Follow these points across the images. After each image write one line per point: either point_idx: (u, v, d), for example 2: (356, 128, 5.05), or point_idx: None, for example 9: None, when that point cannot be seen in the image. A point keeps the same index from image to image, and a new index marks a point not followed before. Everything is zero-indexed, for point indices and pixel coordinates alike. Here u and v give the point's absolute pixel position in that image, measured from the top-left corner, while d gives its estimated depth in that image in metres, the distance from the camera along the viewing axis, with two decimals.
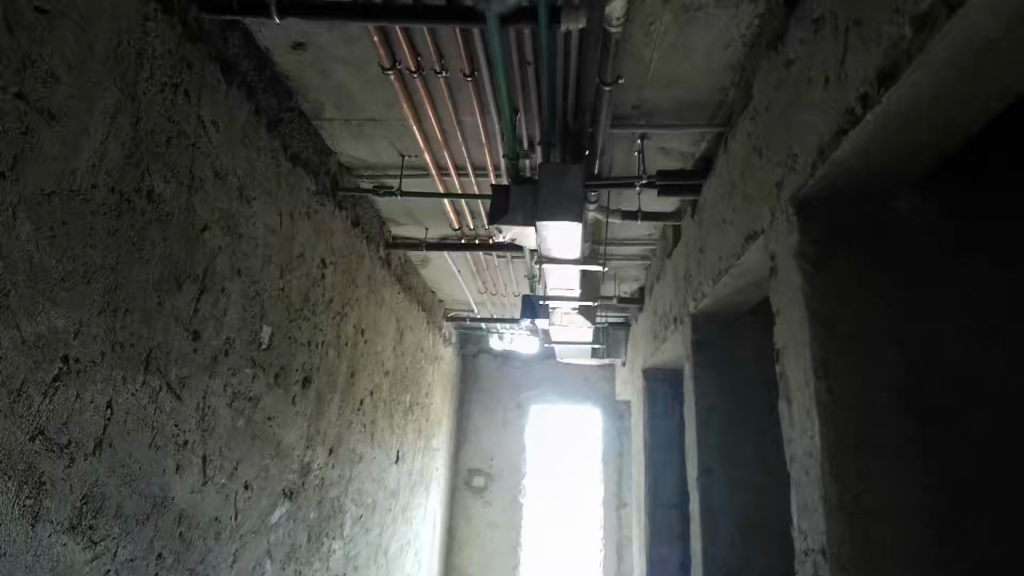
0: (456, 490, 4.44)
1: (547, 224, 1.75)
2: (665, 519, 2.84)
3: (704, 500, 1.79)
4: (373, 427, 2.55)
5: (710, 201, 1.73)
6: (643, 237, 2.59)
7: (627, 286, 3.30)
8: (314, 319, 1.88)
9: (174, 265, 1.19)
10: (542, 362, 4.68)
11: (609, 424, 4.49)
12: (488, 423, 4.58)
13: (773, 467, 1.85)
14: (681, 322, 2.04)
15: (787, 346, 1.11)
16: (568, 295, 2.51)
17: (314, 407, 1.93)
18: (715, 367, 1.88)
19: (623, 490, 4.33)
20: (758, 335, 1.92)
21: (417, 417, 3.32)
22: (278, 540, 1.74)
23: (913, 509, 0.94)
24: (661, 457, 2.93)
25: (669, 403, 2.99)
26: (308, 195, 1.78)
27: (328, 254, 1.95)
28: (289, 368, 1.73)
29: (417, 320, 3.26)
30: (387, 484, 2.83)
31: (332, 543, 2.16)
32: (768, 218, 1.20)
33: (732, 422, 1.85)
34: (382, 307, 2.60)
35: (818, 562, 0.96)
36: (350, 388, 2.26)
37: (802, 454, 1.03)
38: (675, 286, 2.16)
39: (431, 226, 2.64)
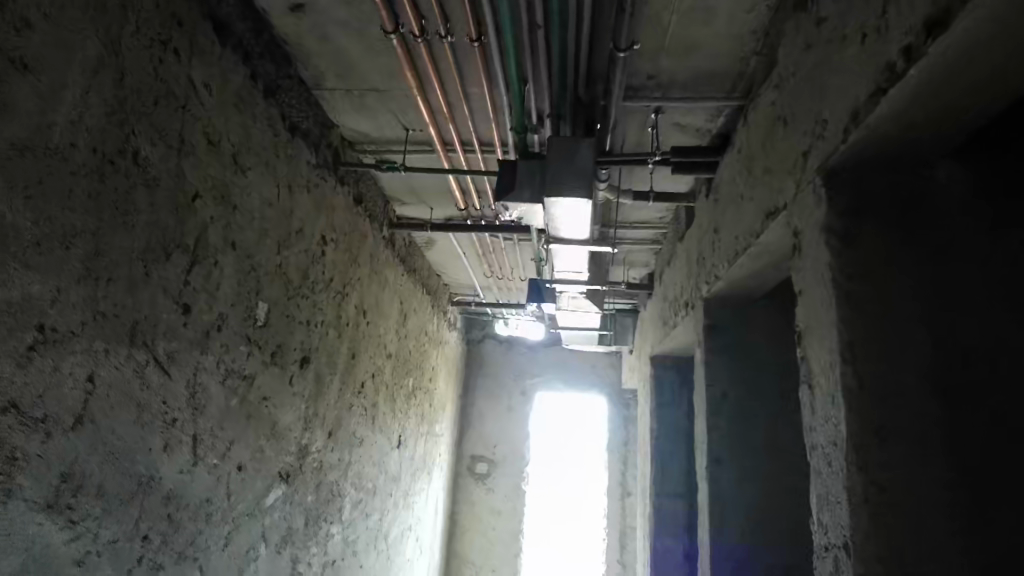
0: (459, 476, 4.40)
1: (556, 199, 1.66)
2: (670, 508, 2.79)
3: (713, 490, 1.72)
4: (374, 411, 2.49)
5: (727, 179, 1.65)
6: (655, 219, 2.51)
7: (637, 272, 3.23)
8: (313, 298, 1.82)
9: (162, 233, 1.13)
10: (548, 348, 4.62)
11: (614, 412, 4.43)
12: (492, 409, 4.53)
13: (785, 457, 1.77)
14: (693, 307, 1.97)
15: (811, 327, 1.04)
16: (575, 278, 2.44)
17: (313, 388, 1.88)
18: (726, 353, 1.82)
19: (628, 480, 4.27)
20: (771, 319, 1.84)
21: (419, 402, 3.27)
22: (273, 523, 1.70)
23: (930, 504, 0.86)
24: (667, 445, 2.87)
25: (677, 391, 2.91)
26: (308, 168, 1.71)
27: (329, 230, 1.89)
28: (287, 346, 1.67)
29: (422, 304, 3.20)
30: (388, 469, 2.78)
31: (330, 527, 2.12)
32: (792, 191, 1.12)
33: (744, 410, 1.78)
34: (386, 288, 2.54)
35: (840, 558, 0.90)
36: (351, 370, 2.21)
37: (825, 443, 0.96)
38: (687, 269, 2.09)
39: (436, 205, 2.57)
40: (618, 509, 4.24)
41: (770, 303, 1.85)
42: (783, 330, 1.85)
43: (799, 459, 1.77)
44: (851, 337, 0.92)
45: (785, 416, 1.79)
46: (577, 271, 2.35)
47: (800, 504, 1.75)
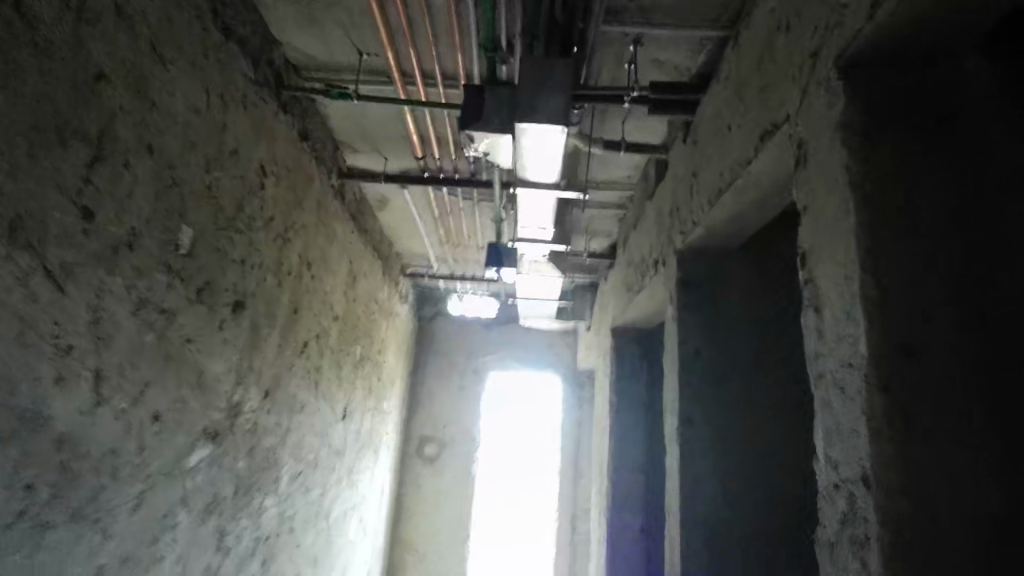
0: (406, 456, 4.22)
1: (526, 125, 1.51)
2: (628, 484, 2.71)
3: (682, 451, 1.62)
4: (317, 376, 2.29)
5: (708, 117, 1.54)
6: (622, 178, 2.41)
7: (598, 242, 3.13)
8: (249, 235, 1.61)
9: (55, 110, 0.93)
10: (502, 326, 4.49)
11: (569, 392, 4.34)
12: (443, 388, 4.36)
13: (762, 419, 1.68)
14: (665, 261, 1.87)
15: (816, 244, 0.93)
16: (539, 237, 2.30)
17: (247, 338, 1.67)
18: (699, 309, 1.71)
19: (582, 460, 4.19)
20: (744, 275, 1.75)
21: (367, 374, 3.08)
22: (196, 488, 1.49)
23: (960, 431, 0.75)
24: (626, 419, 2.78)
25: (637, 364, 2.83)
26: (244, 82, 1.52)
27: (269, 161, 1.69)
28: (216, 286, 1.47)
29: (373, 270, 3.01)
30: (331, 442, 2.58)
31: (264, 499, 1.91)
32: (796, 97, 1.02)
33: (715, 368, 1.68)
34: (334, 243, 2.34)
35: (856, 493, 0.78)
36: (293, 326, 2.00)
37: (836, 366, 0.85)
38: (658, 223, 1.99)
39: (391, 155, 2.38)
40: (571, 489, 4.16)
41: (744, 258, 1.75)
42: (755, 288, 1.74)
43: (770, 418, 1.66)
44: (872, 242, 0.81)
45: (757, 375, 1.69)
46: (542, 228, 2.22)
47: (772, 465, 1.63)
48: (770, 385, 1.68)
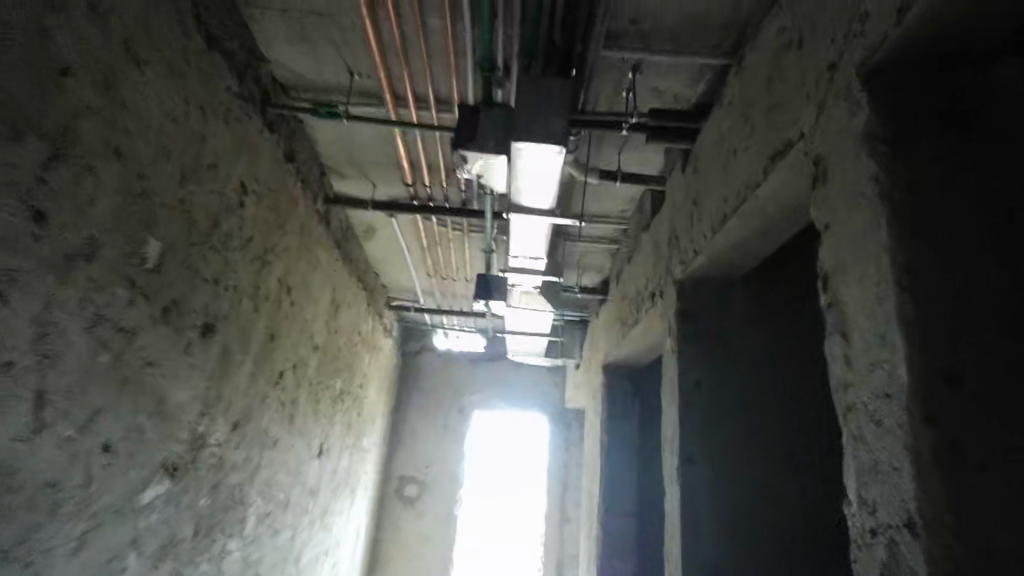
0: (385, 497, 4.03)
1: (523, 146, 1.44)
2: (619, 528, 2.61)
3: (683, 495, 1.51)
4: (293, 408, 2.16)
5: (710, 143, 1.49)
6: (616, 211, 2.35)
7: (590, 278, 3.06)
8: (225, 254, 1.52)
9: (9, 100, 0.84)
10: (489, 363, 4.37)
11: (556, 432, 4.20)
12: (426, 427, 4.20)
13: (769, 460, 1.57)
14: (663, 293, 1.79)
15: (841, 265, 0.86)
16: (531, 268, 2.23)
17: (217, 364, 1.55)
18: (700, 342, 1.63)
19: (568, 505, 4.02)
20: (745, 309, 1.67)
21: (347, 409, 2.94)
22: (149, 528, 1.34)
23: (1018, 470, 0.66)
24: (618, 460, 2.69)
25: (629, 402, 2.75)
26: (228, 94, 1.44)
27: (250, 178, 1.60)
28: (185, 305, 1.36)
29: (357, 300, 2.91)
30: (305, 480, 2.42)
31: (227, 542, 1.75)
32: (812, 113, 0.96)
33: (716, 405, 1.59)
34: (317, 269, 2.24)
35: (899, 542, 0.69)
36: (269, 354, 1.89)
37: (870, 398, 0.76)
38: (655, 254, 1.92)
39: (380, 182, 2.31)
40: (557, 536, 3.98)
41: (745, 290, 1.69)
42: (756, 322, 1.67)
43: (774, 460, 1.56)
44: (909, 260, 0.74)
45: (759, 414, 1.60)
46: (534, 259, 2.15)
47: (776, 511, 1.52)
48: (773, 425, 1.59)
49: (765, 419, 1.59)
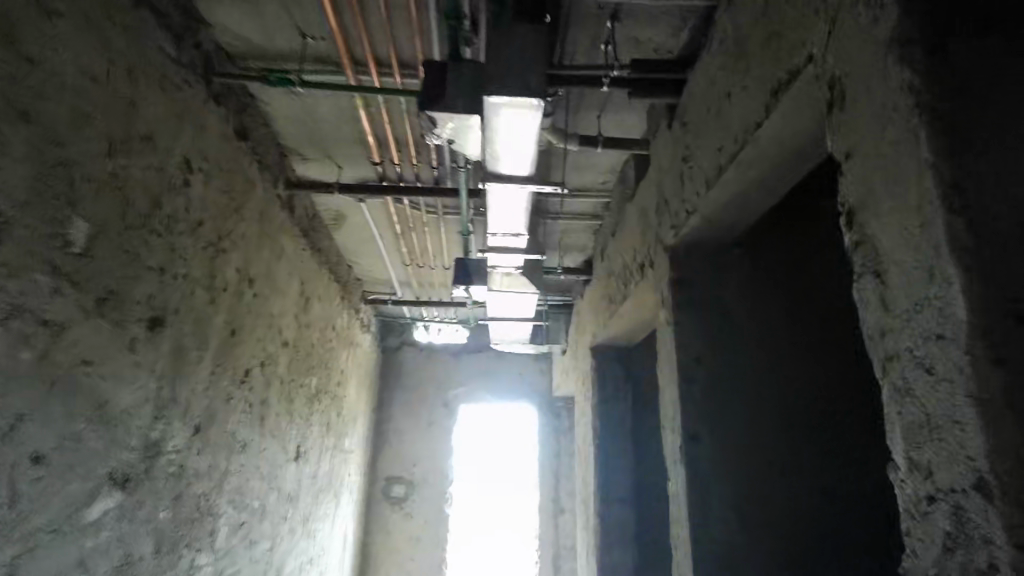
0: (372, 498, 3.90)
1: (496, 101, 1.29)
2: (616, 515, 2.52)
3: (690, 476, 1.41)
4: (263, 409, 2.01)
5: (698, 93, 1.38)
6: (597, 183, 2.24)
7: (572, 258, 2.95)
8: (171, 239, 1.37)
9: None
10: (472, 354, 4.24)
11: (545, 422, 4.09)
12: (411, 424, 4.06)
13: (777, 431, 1.47)
14: (653, 263, 1.67)
15: (869, 194, 0.74)
16: (511, 246, 2.10)
17: (169, 362, 1.40)
18: (698, 311, 1.52)
19: (562, 494, 3.92)
20: (743, 275, 1.57)
21: (325, 409, 2.79)
22: (98, 547, 1.17)
23: None
24: (612, 445, 2.59)
25: (619, 385, 2.65)
26: (162, 59, 1.29)
27: (196, 155, 1.45)
28: (125, 295, 1.21)
29: (329, 293, 2.76)
30: (282, 485, 2.27)
31: (196, 557, 1.60)
32: (822, 30, 0.84)
33: (718, 377, 1.48)
34: (282, 259, 2.10)
35: (972, 507, 0.57)
36: (231, 350, 1.73)
37: (919, 342, 0.65)
38: (642, 223, 1.80)
39: (346, 163, 2.17)
40: (551, 527, 3.87)
41: (742, 254, 1.58)
42: (755, 289, 1.56)
43: (780, 433, 1.47)
44: (958, 175, 0.62)
45: (763, 385, 1.49)
46: (513, 236, 2.02)
47: (787, 485, 1.43)
48: (778, 397, 1.49)
49: (771, 390, 1.49)
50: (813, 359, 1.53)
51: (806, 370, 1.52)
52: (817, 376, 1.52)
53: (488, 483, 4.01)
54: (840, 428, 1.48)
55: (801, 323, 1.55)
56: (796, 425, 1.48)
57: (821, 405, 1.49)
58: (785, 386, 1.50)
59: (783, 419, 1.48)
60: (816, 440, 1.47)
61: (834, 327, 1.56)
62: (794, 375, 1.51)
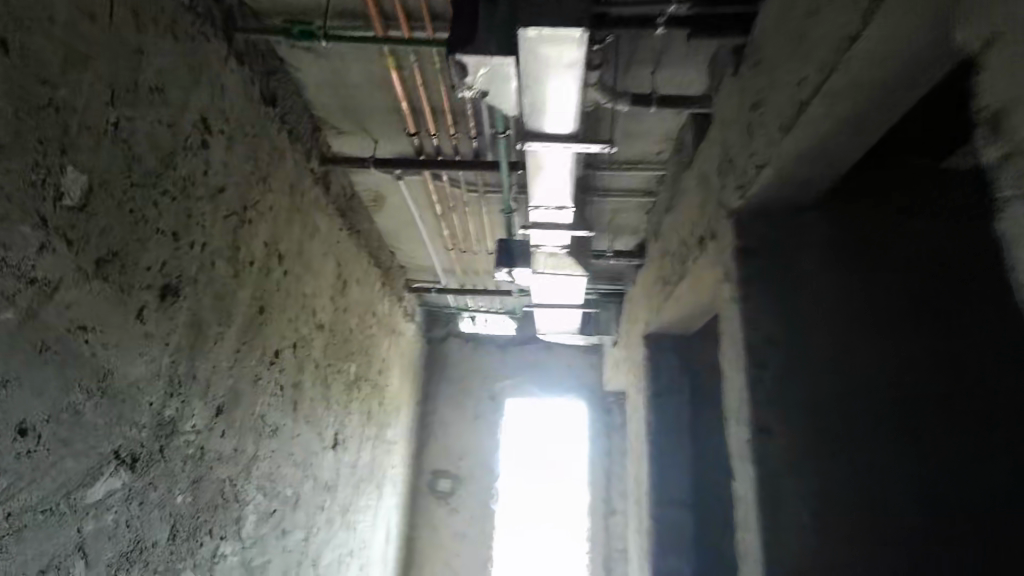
0: (417, 493, 3.81)
1: (530, 36, 1.12)
2: (673, 517, 2.33)
3: (759, 471, 1.22)
4: (296, 393, 1.92)
5: (771, 26, 1.19)
6: (651, 153, 2.05)
7: (624, 241, 2.76)
8: (186, 203, 1.28)
9: None
10: (519, 347, 4.09)
11: (595, 417, 3.90)
12: (457, 417, 3.96)
13: (865, 415, 1.26)
14: (716, 233, 1.48)
15: (1018, 88, 0.55)
16: (557, 222, 1.94)
17: (186, 335, 1.31)
18: (767, 282, 1.33)
19: (613, 494, 3.72)
20: (819, 242, 1.36)
21: (366, 398, 2.70)
22: (102, 531, 1.08)
23: None
24: (667, 441, 2.40)
25: (676, 375, 2.45)
26: (171, 7, 1.20)
27: (213, 116, 1.36)
28: (130, 259, 1.12)
29: (369, 278, 2.67)
30: (319, 474, 2.18)
31: (221, 545, 1.50)
32: None
33: (791, 358, 1.29)
34: (316, 237, 2.01)
35: None
36: (258, 329, 1.64)
37: None
38: (703, 190, 1.61)
39: (382, 137, 2.06)
40: (602, 528, 3.68)
41: (818, 218, 1.37)
42: (832, 258, 1.35)
43: (867, 417, 1.26)
44: None
45: (847, 362, 1.29)
46: (559, 209, 1.86)
47: (877, 478, 1.22)
48: (864, 378, 1.28)
49: (854, 373, 1.28)
50: (906, 332, 1.31)
51: (900, 343, 1.30)
52: (911, 351, 1.30)
53: (537, 478, 3.86)
54: (938, 420, 1.26)
55: (889, 295, 1.33)
56: (889, 408, 1.26)
57: (913, 393, 1.27)
58: (875, 363, 1.29)
59: (870, 403, 1.26)
60: (910, 433, 1.25)
61: (929, 302, 1.33)
62: (885, 349, 1.30)
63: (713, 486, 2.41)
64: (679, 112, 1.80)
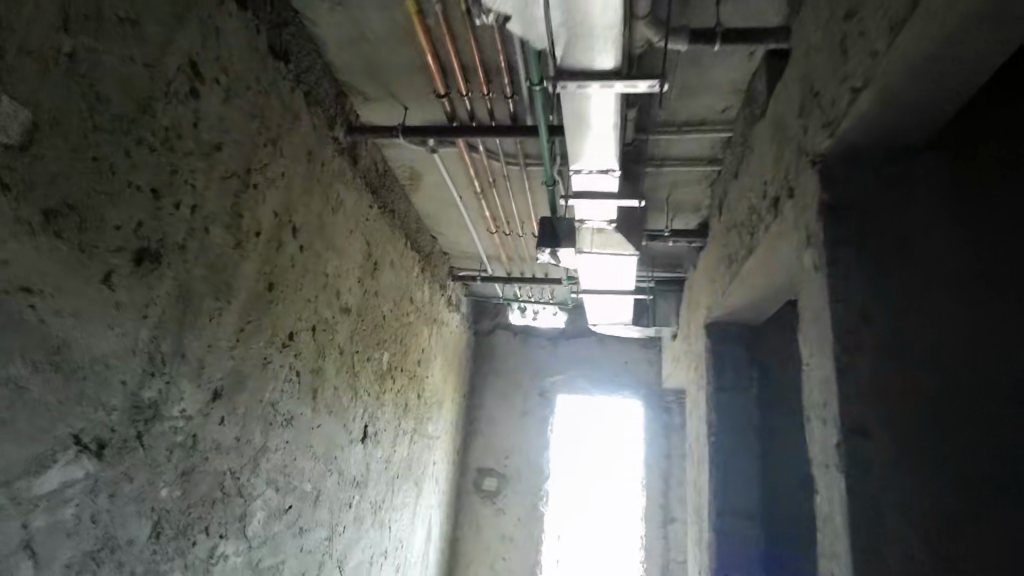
0: (462, 492, 3.63)
1: None
2: (738, 530, 2.04)
3: (852, 484, 0.95)
4: (317, 380, 1.76)
5: None
6: (716, 110, 1.78)
7: (683, 221, 2.48)
8: (171, 158, 1.12)
9: None
10: (571, 340, 3.85)
11: (653, 418, 3.61)
12: (504, 413, 3.75)
13: (982, 414, 0.98)
14: (796, 191, 1.21)
15: None
16: (604, 189, 1.70)
17: (173, 308, 1.15)
18: (859, 245, 1.06)
19: (672, 500, 3.43)
20: (921, 195, 1.08)
21: (402, 389, 2.53)
22: (59, 526, 0.94)
23: None
24: (732, 444, 2.11)
25: (742, 370, 2.17)
26: None
27: (207, 61, 1.21)
28: (93, 214, 0.96)
29: (406, 262, 2.50)
30: (348, 470, 2.02)
31: (221, 544, 1.35)
32: None
33: (893, 340, 1.01)
34: (341, 212, 1.83)
35: None
36: (269, 307, 1.49)
37: None
38: (779, 142, 1.34)
39: (413, 104, 1.87)
40: (659, 538, 3.39)
41: (921, 165, 1.08)
42: (937, 215, 1.07)
43: (985, 416, 0.99)
44: None
45: (958, 346, 1.01)
46: (603, 172, 1.60)
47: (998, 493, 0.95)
48: (980, 366, 1.01)
49: (967, 360, 1.01)
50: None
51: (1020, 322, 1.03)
52: None
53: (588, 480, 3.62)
54: None
55: (1006, 263, 1.06)
56: (1010, 404, 0.99)
57: None
58: (994, 347, 1.02)
59: (988, 398, 0.99)
60: None
61: None
62: (1002, 329, 1.03)
63: (786, 499, 2.09)
64: (750, 55, 1.54)
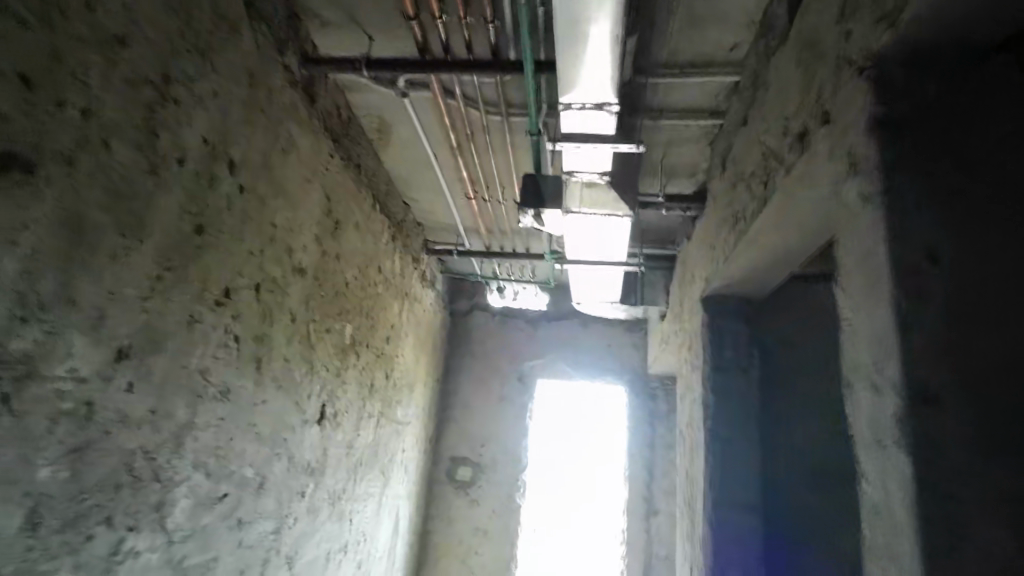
0: (434, 483, 3.40)
1: None
2: (736, 524, 1.84)
3: (921, 467, 0.74)
4: (262, 348, 1.51)
5: None
6: (724, 48, 1.56)
7: (677, 186, 2.28)
8: (51, 39, 0.87)
9: None
10: (553, 323, 3.63)
11: (637, 404, 3.42)
12: (480, 399, 3.53)
13: None
14: (836, 112, 1.00)
15: None
16: (596, 131, 1.48)
17: (56, 238, 0.90)
18: (921, 167, 0.84)
19: (655, 491, 3.24)
20: (992, 107, 0.87)
21: (368, 368, 2.29)
22: None
23: None
24: (730, 429, 1.91)
25: (741, 347, 1.97)
26: None
27: None
28: None
29: (374, 226, 2.25)
30: (301, 454, 1.77)
31: (129, 538, 1.11)
32: None
33: (966, 283, 0.80)
34: (294, 155, 1.58)
35: None
36: (199, 255, 1.23)
37: None
38: (810, 63, 1.13)
39: (379, 34, 1.62)
40: (641, 531, 3.19)
41: (992, 70, 0.87)
42: (1014, 131, 0.86)
43: None
44: None
45: None
46: (598, 107, 1.39)
47: None
48: None
49: None
50: None
51: None
52: None
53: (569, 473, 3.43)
54: None
55: None
56: None
57: None
58: None
59: None
60: None
61: None
62: None
63: (785, 492, 1.89)
64: None
